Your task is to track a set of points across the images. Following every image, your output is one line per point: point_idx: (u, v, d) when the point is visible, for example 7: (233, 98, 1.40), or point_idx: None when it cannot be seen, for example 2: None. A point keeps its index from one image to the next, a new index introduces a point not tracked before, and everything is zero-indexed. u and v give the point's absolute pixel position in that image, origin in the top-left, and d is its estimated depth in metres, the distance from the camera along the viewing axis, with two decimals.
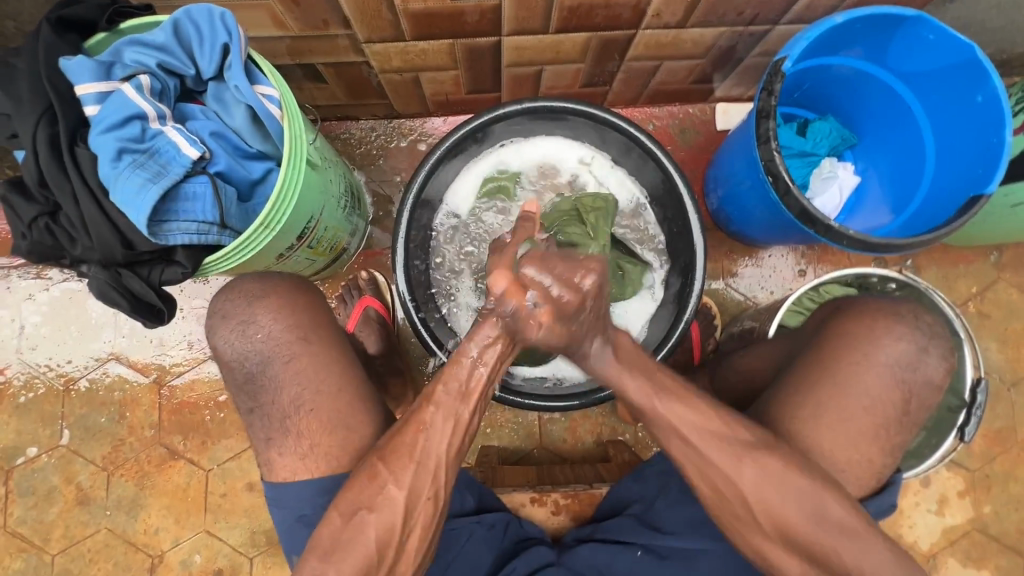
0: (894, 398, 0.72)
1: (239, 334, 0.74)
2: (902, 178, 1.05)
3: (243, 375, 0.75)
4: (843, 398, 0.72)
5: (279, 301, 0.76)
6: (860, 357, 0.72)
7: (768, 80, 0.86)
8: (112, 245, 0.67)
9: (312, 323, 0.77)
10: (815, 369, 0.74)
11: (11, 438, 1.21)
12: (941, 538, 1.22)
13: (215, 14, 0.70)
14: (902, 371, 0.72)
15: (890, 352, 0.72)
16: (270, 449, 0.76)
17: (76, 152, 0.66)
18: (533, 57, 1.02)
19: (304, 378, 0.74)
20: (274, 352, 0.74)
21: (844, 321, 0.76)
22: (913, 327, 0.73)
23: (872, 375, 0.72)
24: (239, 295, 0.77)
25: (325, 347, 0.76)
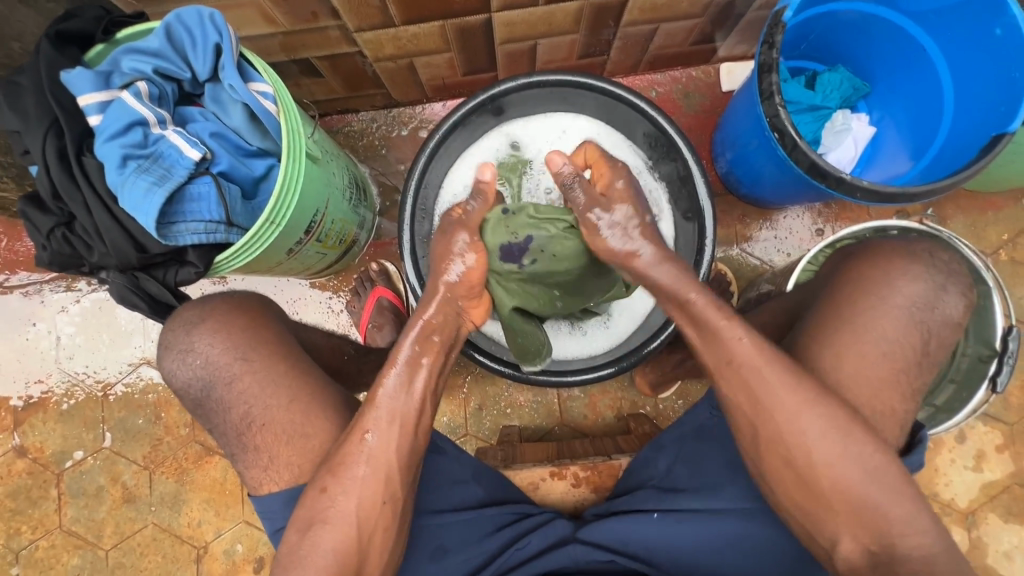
0: (917, 349, 0.69)
1: (180, 363, 0.73)
2: (919, 122, 1.00)
3: (191, 401, 0.74)
4: (859, 343, 0.70)
5: (214, 322, 0.74)
6: (873, 301, 0.71)
7: (768, 33, 0.82)
8: (126, 250, 0.69)
9: (251, 338, 0.74)
10: (827, 325, 0.72)
11: (58, 443, 1.27)
12: (980, 495, 1.19)
13: (204, 15, 0.71)
14: (919, 311, 0.70)
15: (905, 293, 0.70)
16: (237, 467, 0.73)
17: (83, 162, 0.68)
18: (525, 32, 1.01)
19: (249, 396, 0.71)
20: (216, 375, 0.72)
21: (859, 262, 0.74)
22: (927, 265, 0.72)
23: (888, 318, 0.70)
24: (178, 324, 0.75)
25: (266, 363, 0.73)
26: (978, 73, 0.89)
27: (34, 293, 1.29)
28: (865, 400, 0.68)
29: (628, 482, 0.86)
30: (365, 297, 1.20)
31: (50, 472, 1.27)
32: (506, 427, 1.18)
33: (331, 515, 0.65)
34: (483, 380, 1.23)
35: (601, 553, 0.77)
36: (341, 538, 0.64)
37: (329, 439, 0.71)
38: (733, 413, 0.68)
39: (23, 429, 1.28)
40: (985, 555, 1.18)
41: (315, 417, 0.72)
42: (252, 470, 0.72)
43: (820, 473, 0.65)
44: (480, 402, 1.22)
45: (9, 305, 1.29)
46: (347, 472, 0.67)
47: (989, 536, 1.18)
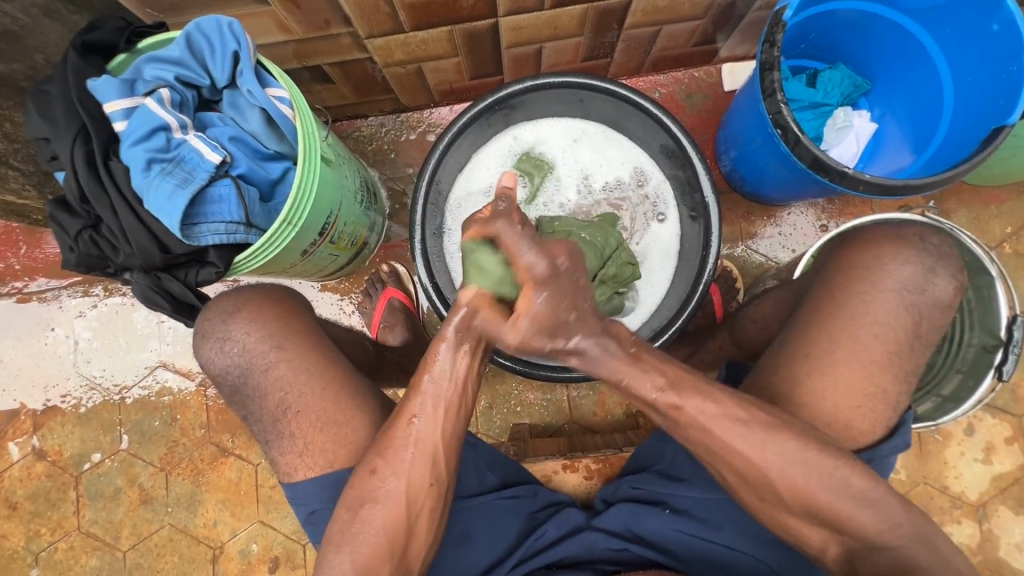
0: (921, 339, 0.71)
1: (217, 351, 0.74)
2: (920, 118, 1.02)
3: (229, 387, 0.75)
4: (854, 327, 0.70)
5: (249, 312, 0.75)
6: (867, 285, 0.71)
7: (769, 32, 0.84)
8: (150, 251, 0.71)
9: (285, 326, 0.76)
10: (822, 309, 0.73)
11: (76, 445, 1.29)
12: (990, 487, 1.19)
13: (223, 24, 0.74)
14: (910, 294, 0.70)
15: (896, 277, 0.71)
16: (271, 453, 0.75)
17: (110, 166, 0.70)
18: (531, 36, 1.03)
19: (286, 382, 0.73)
20: (252, 362, 0.74)
21: (848, 247, 0.75)
22: (918, 249, 0.72)
23: (880, 302, 0.70)
24: (216, 312, 0.76)
25: (300, 350, 0.75)
26: (975, 68, 0.91)
27: (53, 299, 1.32)
28: (869, 389, 0.70)
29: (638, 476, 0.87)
30: (376, 298, 1.22)
31: (68, 475, 1.29)
32: (517, 425, 1.20)
33: (351, 507, 0.67)
34: (493, 379, 1.24)
35: (614, 541, 0.79)
36: (358, 528, 0.66)
37: (346, 434, 0.73)
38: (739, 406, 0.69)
39: (41, 432, 1.30)
40: (997, 548, 1.18)
41: (339, 408, 0.73)
42: (286, 455, 0.74)
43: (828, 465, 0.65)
44: (490, 400, 1.24)
45: (29, 311, 1.32)
46: (364, 469, 0.68)
47: (1001, 529, 1.18)
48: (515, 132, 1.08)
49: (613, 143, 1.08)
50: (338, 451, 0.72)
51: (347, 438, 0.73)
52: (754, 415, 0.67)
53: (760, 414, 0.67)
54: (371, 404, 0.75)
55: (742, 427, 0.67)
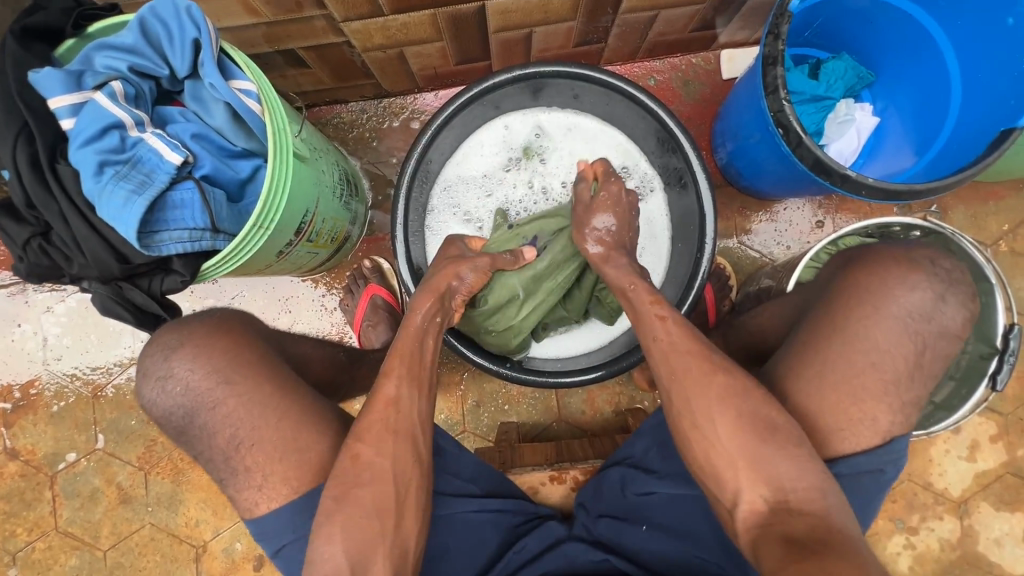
0: (911, 363, 0.65)
1: (159, 392, 0.70)
2: (926, 114, 0.98)
3: (173, 429, 0.71)
4: (852, 354, 0.65)
5: (193, 347, 0.71)
6: (868, 309, 0.66)
7: (774, 23, 0.79)
8: (107, 261, 0.65)
9: (234, 359, 0.71)
10: (821, 331, 0.68)
11: (50, 445, 1.25)
12: (973, 484, 1.20)
13: (181, 9, 0.67)
14: (916, 322, 0.65)
15: (902, 303, 0.65)
16: (227, 492, 0.71)
17: (58, 170, 0.64)
18: (520, 20, 0.97)
19: (235, 419, 0.69)
20: (197, 402, 0.69)
21: (851, 270, 0.69)
22: (928, 273, 0.66)
23: (880, 328, 0.65)
24: (157, 347, 0.72)
25: (251, 383, 0.70)
26: (986, 64, 0.87)
27: (18, 293, 1.26)
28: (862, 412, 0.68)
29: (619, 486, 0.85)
30: (358, 296, 1.19)
31: (43, 474, 1.25)
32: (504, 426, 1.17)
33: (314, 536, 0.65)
34: (480, 377, 1.22)
35: (597, 553, 0.77)
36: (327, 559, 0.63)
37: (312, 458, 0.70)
38: (723, 439, 0.65)
39: (13, 431, 1.26)
40: (976, 542, 1.20)
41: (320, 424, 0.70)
42: (244, 491, 0.70)
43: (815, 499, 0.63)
44: (478, 399, 1.22)
45: None
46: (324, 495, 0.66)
47: (981, 524, 1.20)
48: (508, 122, 1.04)
49: (609, 137, 1.04)
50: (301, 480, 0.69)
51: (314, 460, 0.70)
52: (734, 443, 0.65)
53: (745, 434, 0.65)
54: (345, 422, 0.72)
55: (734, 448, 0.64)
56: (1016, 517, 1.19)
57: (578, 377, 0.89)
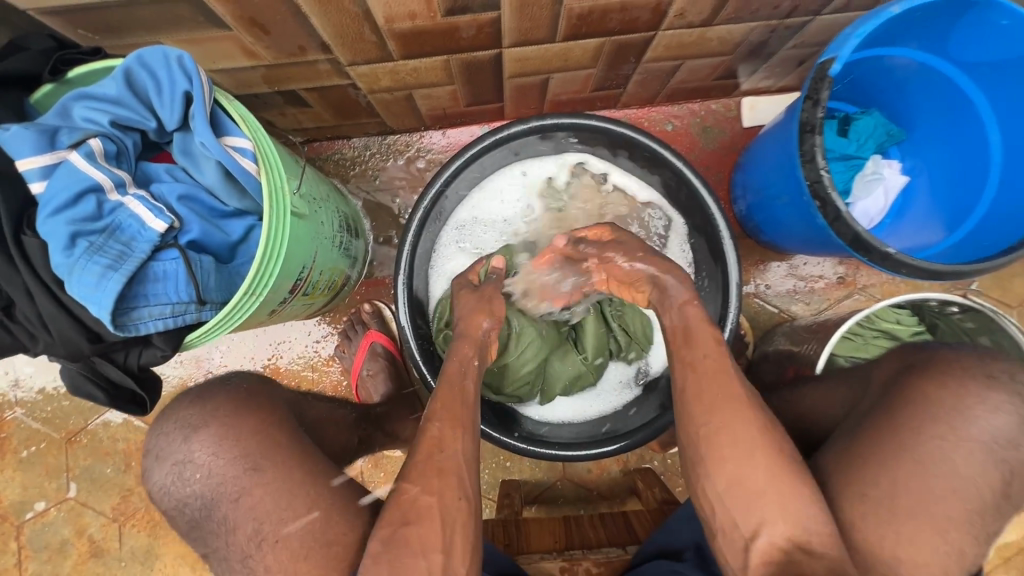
0: (996, 495, 0.51)
1: (177, 478, 0.64)
2: (959, 181, 0.94)
3: (187, 522, 0.64)
4: (923, 485, 0.51)
5: (219, 427, 0.65)
6: (944, 431, 0.52)
7: (813, 87, 0.74)
8: (76, 341, 0.58)
9: (263, 444, 0.64)
10: (878, 452, 0.53)
11: (17, 492, 1.17)
12: (994, 556, 1.15)
13: (172, 59, 0.61)
14: (1002, 450, 0.51)
15: (986, 424, 0.51)
16: None
17: (23, 242, 0.56)
18: (538, 67, 0.91)
19: (259, 512, 0.61)
20: (221, 491, 0.62)
21: (920, 377, 0.55)
22: (1011, 389, 0.52)
23: (961, 457, 0.51)
24: (174, 426, 0.67)
25: (278, 472, 0.63)
26: None
27: None
28: None
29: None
30: (356, 342, 1.12)
31: (8, 524, 1.17)
32: (507, 488, 1.06)
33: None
34: None
35: None
36: None
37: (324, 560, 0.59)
38: None
39: None
40: None
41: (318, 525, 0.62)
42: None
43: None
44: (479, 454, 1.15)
45: None
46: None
47: None
48: (524, 169, 0.98)
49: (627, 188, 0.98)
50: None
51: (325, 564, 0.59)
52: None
53: None
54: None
55: None
56: None
57: (611, 444, 0.84)
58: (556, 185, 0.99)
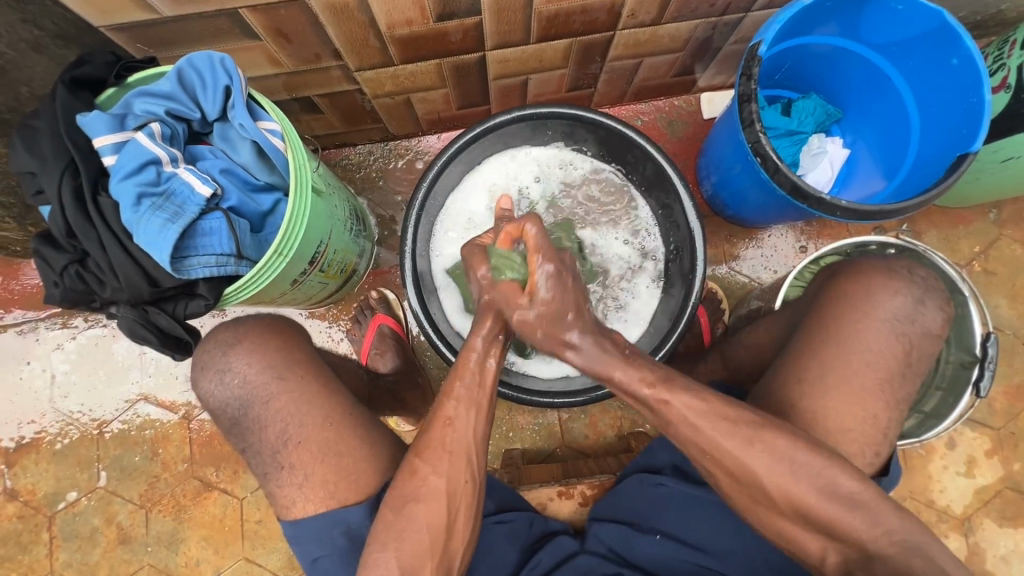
0: (893, 363, 0.73)
1: (216, 383, 0.74)
2: (891, 145, 1.07)
3: (227, 420, 0.74)
4: (847, 356, 0.74)
5: (250, 342, 0.75)
6: (860, 314, 0.75)
7: (746, 66, 0.88)
8: (138, 284, 0.71)
9: (288, 357, 0.75)
10: (815, 335, 0.77)
11: (51, 484, 1.24)
12: (974, 500, 1.21)
13: (215, 59, 0.75)
14: (901, 324, 0.75)
15: (887, 306, 0.75)
16: (267, 485, 0.73)
17: (99, 202, 0.69)
18: (517, 68, 1.06)
19: (286, 414, 0.72)
20: (253, 395, 0.73)
21: (842, 280, 0.79)
22: (908, 281, 0.77)
23: (872, 331, 0.74)
24: (214, 344, 0.76)
25: (301, 381, 0.74)
26: (939, 99, 0.97)
27: (29, 331, 1.28)
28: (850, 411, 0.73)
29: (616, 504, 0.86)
30: (365, 325, 1.22)
31: (41, 515, 1.24)
32: (509, 451, 1.19)
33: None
34: None
35: (609, 566, 0.78)
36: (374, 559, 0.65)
37: (349, 463, 0.71)
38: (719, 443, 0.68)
39: (14, 471, 1.25)
40: (984, 560, 1.20)
41: (344, 438, 0.72)
42: (285, 488, 0.71)
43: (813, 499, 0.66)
44: None
45: (3, 345, 1.28)
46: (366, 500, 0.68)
47: (987, 541, 1.20)
48: (512, 158, 1.10)
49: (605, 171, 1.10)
50: (339, 482, 0.70)
51: (349, 467, 0.71)
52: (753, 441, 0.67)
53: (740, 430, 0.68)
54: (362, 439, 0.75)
55: (742, 445, 0.67)
56: (1019, 533, 1.20)
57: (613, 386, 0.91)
58: (542, 173, 1.11)
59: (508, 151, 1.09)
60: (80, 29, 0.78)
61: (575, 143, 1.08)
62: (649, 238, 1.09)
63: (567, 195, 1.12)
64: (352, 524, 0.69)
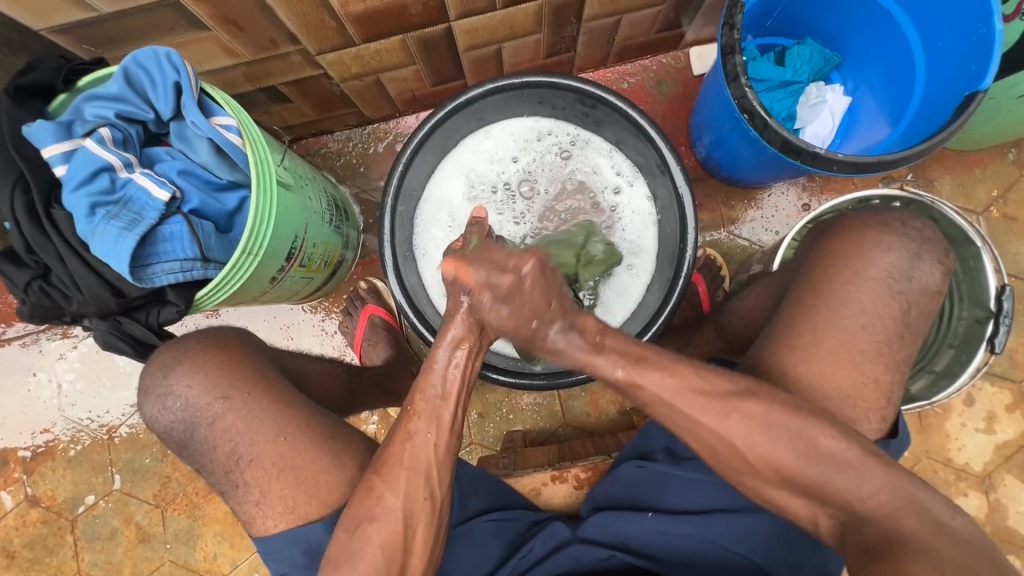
0: (889, 319, 0.71)
1: (159, 408, 0.74)
2: (895, 87, 1.00)
3: (176, 442, 0.75)
4: (839, 317, 0.71)
5: (190, 363, 0.74)
6: (849, 273, 0.72)
7: (728, 14, 0.82)
8: (103, 296, 0.70)
9: (232, 374, 0.74)
10: (806, 299, 0.73)
11: (69, 489, 1.28)
12: (994, 457, 1.17)
13: (160, 56, 0.71)
14: (897, 283, 0.71)
15: (881, 265, 0.72)
16: (230, 502, 0.75)
17: (53, 215, 0.68)
18: (488, 37, 1.00)
19: (234, 433, 0.72)
20: (197, 417, 0.73)
21: (833, 240, 0.75)
22: (901, 235, 0.73)
23: (863, 290, 0.71)
24: (156, 366, 0.75)
25: (248, 398, 0.73)
26: (944, 34, 0.89)
27: (32, 343, 1.30)
28: (847, 377, 0.70)
29: (606, 492, 0.84)
30: (357, 317, 1.21)
31: (64, 519, 1.28)
32: (510, 433, 1.18)
33: (344, 542, 0.66)
34: (483, 388, 1.22)
35: (600, 549, 0.79)
36: (362, 554, 0.65)
37: (309, 477, 0.72)
38: (701, 415, 0.67)
39: (33, 479, 1.28)
40: (1006, 517, 1.16)
41: (301, 452, 0.73)
42: (244, 505, 0.73)
43: (811, 471, 0.64)
44: (482, 410, 1.22)
45: (8, 359, 1.30)
46: (357, 499, 0.67)
47: (1008, 498, 1.16)
48: (489, 135, 1.05)
49: (585, 137, 1.05)
50: (299, 497, 0.72)
51: (310, 480, 0.72)
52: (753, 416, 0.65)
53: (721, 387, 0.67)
54: (336, 443, 0.75)
55: (721, 413, 0.67)
56: None
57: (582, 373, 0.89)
58: (521, 145, 1.06)
59: (483, 128, 1.03)
60: (23, 35, 0.75)
61: (553, 110, 1.02)
62: (636, 201, 1.04)
63: (548, 167, 1.07)
64: (312, 542, 0.72)
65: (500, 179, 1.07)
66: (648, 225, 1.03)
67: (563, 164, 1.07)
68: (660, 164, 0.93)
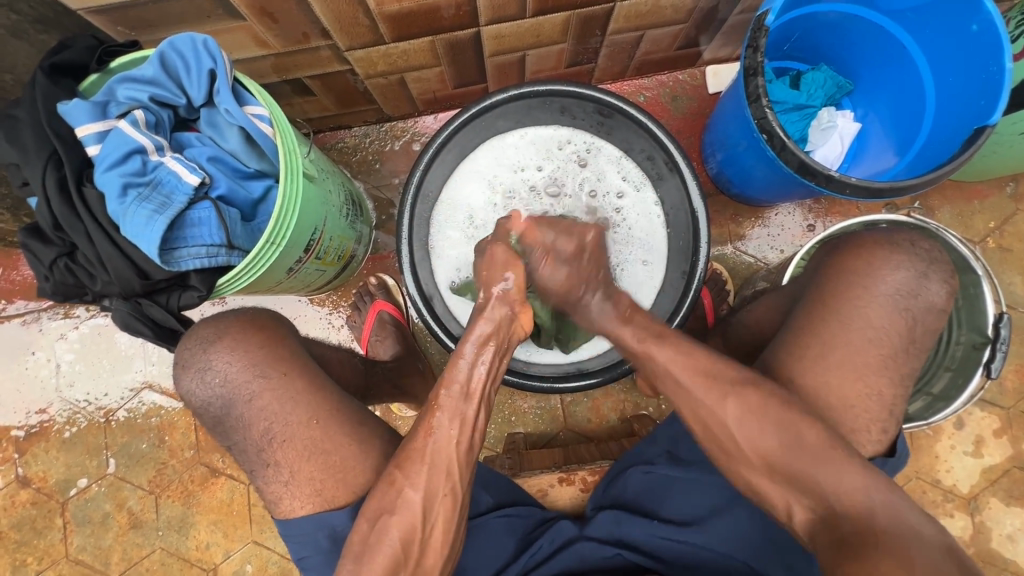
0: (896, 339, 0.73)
1: (198, 381, 0.73)
2: (904, 117, 1.03)
3: (211, 418, 0.74)
4: (847, 333, 0.73)
5: (231, 340, 0.74)
6: (860, 292, 0.74)
7: (752, 37, 0.85)
8: (129, 277, 0.71)
9: (270, 354, 0.75)
10: (817, 315, 0.76)
11: (61, 471, 1.26)
12: (981, 479, 1.20)
13: (198, 43, 0.71)
14: (903, 300, 0.74)
15: (889, 282, 0.74)
16: (256, 482, 0.75)
17: (84, 193, 0.69)
18: (514, 44, 1.02)
19: (270, 412, 0.72)
20: (235, 394, 0.73)
21: (844, 257, 0.78)
22: (909, 253, 0.76)
23: (872, 308, 0.73)
24: (195, 341, 0.75)
25: (285, 379, 0.74)
26: (955, 70, 0.93)
27: (32, 321, 1.29)
28: (852, 393, 0.72)
29: (614, 496, 0.86)
30: (365, 312, 1.21)
31: (54, 501, 1.26)
32: (512, 435, 1.19)
33: (369, 529, 0.67)
34: None
35: (608, 548, 0.80)
36: (375, 546, 0.66)
37: (338, 461, 0.73)
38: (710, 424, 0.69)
39: (25, 459, 1.27)
40: (990, 539, 1.19)
41: (330, 436, 0.73)
42: (272, 485, 0.74)
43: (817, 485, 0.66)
44: None
45: (7, 336, 1.29)
46: (380, 488, 0.68)
47: (993, 520, 1.20)
48: (507, 141, 1.06)
49: (602, 148, 1.06)
50: (327, 480, 0.72)
51: (339, 465, 0.73)
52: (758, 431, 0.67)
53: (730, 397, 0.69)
54: (366, 429, 0.76)
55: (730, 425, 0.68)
56: None
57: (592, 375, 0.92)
58: (539, 152, 1.07)
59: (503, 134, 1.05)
60: (59, 13, 0.76)
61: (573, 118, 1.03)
62: (649, 213, 1.05)
63: (564, 174, 1.08)
64: (333, 528, 0.72)
65: (517, 183, 1.08)
66: (659, 237, 1.05)
67: (580, 172, 1.07)
68: (674, 179, 0.96)
